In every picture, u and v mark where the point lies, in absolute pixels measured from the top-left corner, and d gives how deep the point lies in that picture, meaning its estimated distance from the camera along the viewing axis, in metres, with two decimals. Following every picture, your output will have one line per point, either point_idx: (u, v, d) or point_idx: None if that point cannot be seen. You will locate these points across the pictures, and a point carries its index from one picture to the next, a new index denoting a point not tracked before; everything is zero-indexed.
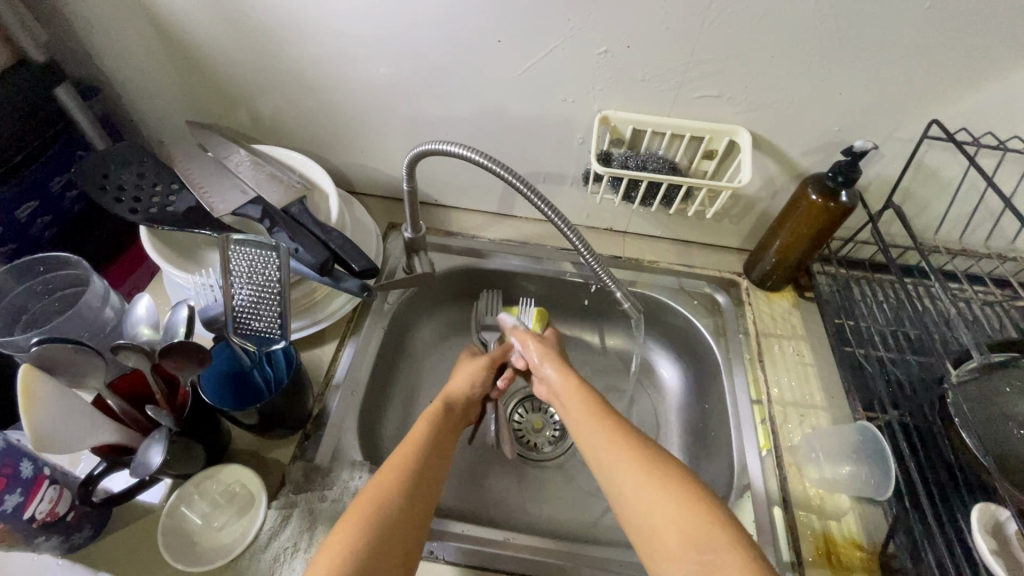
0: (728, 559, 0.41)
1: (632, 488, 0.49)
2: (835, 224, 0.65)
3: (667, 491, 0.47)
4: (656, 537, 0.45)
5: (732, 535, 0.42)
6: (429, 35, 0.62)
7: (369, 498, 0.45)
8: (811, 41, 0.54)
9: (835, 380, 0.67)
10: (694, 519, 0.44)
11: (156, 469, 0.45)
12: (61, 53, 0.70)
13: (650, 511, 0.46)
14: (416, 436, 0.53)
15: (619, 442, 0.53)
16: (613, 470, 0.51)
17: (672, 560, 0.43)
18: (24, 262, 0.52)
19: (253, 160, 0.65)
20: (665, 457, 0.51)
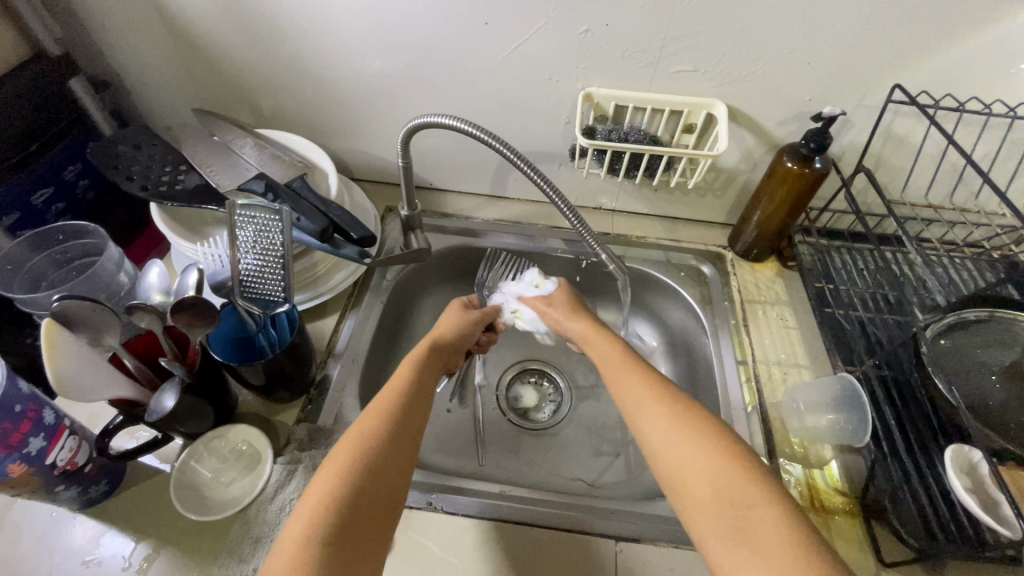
0: (766, 519, 0.39)
1: (668, 439, 0.46)
2: (811, 191, 0.68)
3: (709, 450, 0.44)
4: (690, 492, 0.43)
5: (772, 495, 0.41)
6: (419, 21, 0.65)
7: (353, 438, 0.46)
8: (777, 14, 0.58)
9: (818, 342, 0.70)
10: (734, 477, 0.42)
11: (170, 409, 0.48)
12: (75, 49, 0.74)
13: (686, 464, 0.44)
14: (398, 381, 0.54)
15: (659, 397, 0.50)
16: (648, 422, 0.49)
17: (704, 514, 0.41)
18: (44, 231, 0.58)
19: (255, 142, 0.69)
20: (704, 413, 0.48)
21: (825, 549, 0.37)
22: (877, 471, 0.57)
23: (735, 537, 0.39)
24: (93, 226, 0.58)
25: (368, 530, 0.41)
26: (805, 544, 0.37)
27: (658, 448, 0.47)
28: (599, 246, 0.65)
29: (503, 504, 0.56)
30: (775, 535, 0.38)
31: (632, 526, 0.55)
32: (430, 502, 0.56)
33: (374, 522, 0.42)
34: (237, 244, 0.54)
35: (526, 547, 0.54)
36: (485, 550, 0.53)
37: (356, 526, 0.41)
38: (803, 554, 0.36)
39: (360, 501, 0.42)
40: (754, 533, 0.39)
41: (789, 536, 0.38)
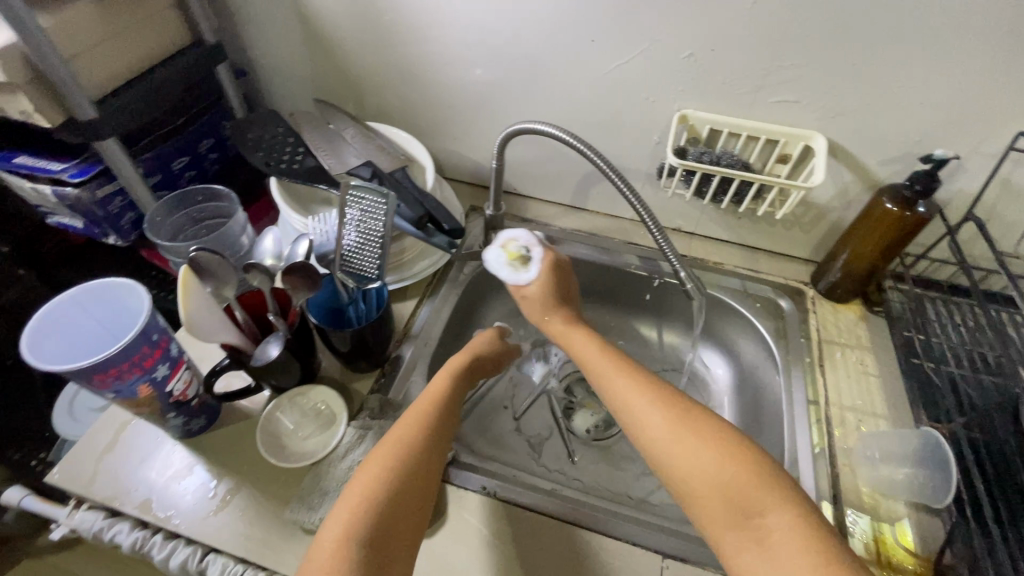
0: (781, 524, 0.39)
1: (670, 447, 0.45)
2: (910, 234, 0.65)
3: (709, 453, 0.44)
4: (698, 502, 0.43)
5: (785, 497, 0.40)
6: (528, 34, 0.69)
7: (393, 448, 0.49)
8: (891, 51, 0.57)
9: (901, 393, 0.66)
10: (744, 482, 0.41)
11: (276, 356, 0.54)
12: (225, 39, 0.85)
13: (689, 470, 0.43)
14: (433, 390, 0.57)
15: (658, 399, 0.49)
16: (644, 424, 0.48)
17: (719, 523, 0.41)
18: (188, 191, 0.66)
19: (365, 134, 0.75)
20: (704, 414, 0.47)
21: (839, 552, 0.37)
22: (955, 536, 0.53)
23: (753, 546, 0.39)
24: (227, 190, 0.66)
25: (403, 532, 0.44)
26: (822, 550, 0.37)
27: (660, 452, 0.46)
28: (678, 261, 0.64)
29: (552, 502, 0.57)
30: (792, 542, 0.38)
31: (681, 546, 0.54)
32: (483, 487, 0.58)
33: (410, 525, 0.45)
34: (345, 221, 0.59)
35: (570, 546, 0.54)
36: (530, 543, 0.54)
37: (392, 528, 0.44)
38: (821, 559, 0.37)
39: (396, 507, 0.45)
40: (770, 541, 0.39)
41: (801, 539, 0.38)
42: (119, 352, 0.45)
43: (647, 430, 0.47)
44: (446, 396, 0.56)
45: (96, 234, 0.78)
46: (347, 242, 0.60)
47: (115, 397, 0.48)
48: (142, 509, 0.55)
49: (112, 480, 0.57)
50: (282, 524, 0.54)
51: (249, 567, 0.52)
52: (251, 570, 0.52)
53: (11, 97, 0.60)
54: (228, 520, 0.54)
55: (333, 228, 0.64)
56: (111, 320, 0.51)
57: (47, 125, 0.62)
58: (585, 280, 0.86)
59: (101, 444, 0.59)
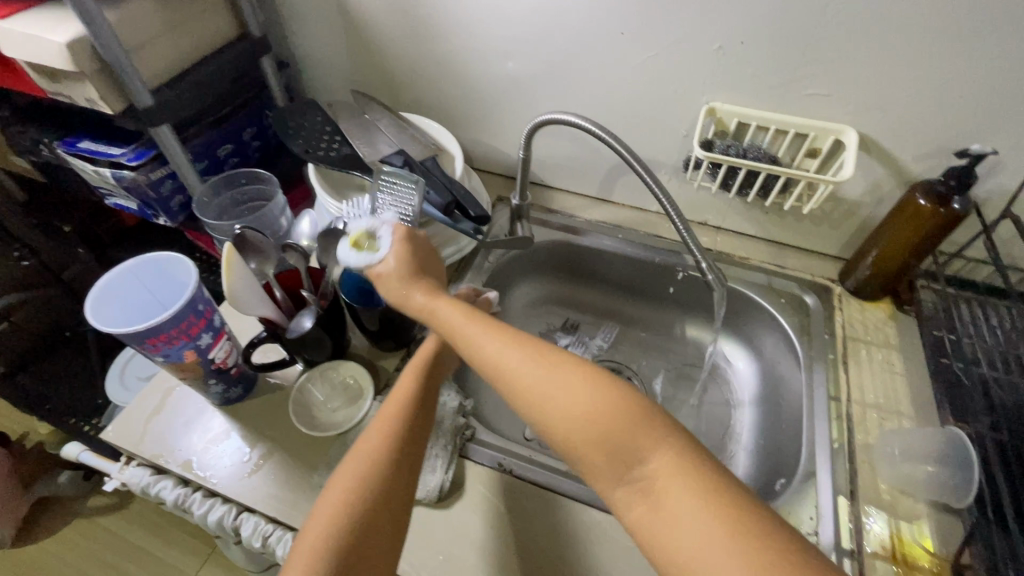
0: (667, 471, 0.36)
1: (541, 396, 0.41)
2: (943, 232, 0.64)
3: (580, 393, 0.40)
4: (584, 455, 0.39)
5: (659, 438, 0.38)
6: (558, 27, 0.70)
7: (354, 465, 0.45)
8: (928, 43, 0.56)
9: (928, 393, 0.65)
10: (618, 427, 0.39)
11: (309, 327, 0.58)
12: (270, 33, 0.89)
13: (567, 421, 0.40)
14: (401, 392, 0.52)
15: (524, 344, 0.45)
16: (528, 372, 0.43)
17: (607, 480, 0.39)
18: (232, 174, 0.71)
19: (398, 124, 0.78)
20: (568, 356, 0.44)
21: (750, 511, 0.33)
22: (975, 538, 0.52)
23: (642, 501, 0.36)
24: (268, 174, 0.70)
25: (374, 557, 0.42)
26: (725, 509, 0.33)
27: (530, 399, 0.42)
28: (699, 251, 0.64)
29: (569, 482, 0.59)
30: (677, 489, 0.35)
31: None
32: (500, 463, 0.60)
33: (381, 548, 0.43)
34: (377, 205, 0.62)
35: (583, 526, 0.55)
36: (544, 520, 0.56)
37: (358, 558, 0.41)
38: (709, 505, 0.34)
39: (363, 524, 0.42)
40: (660, 492, 0.36)
41: (688, 479, 0.35)
42: (168, 318, 0.49)
43: (504, 372, 0.44)
44: (413, 400, 0.52)
45: (149, 214, 0.84)
46: (378, 226, 0.63)
47: (164, 361, 0.53)
48: (184, 468, 0.59)
49: (158, 440, 0.61)
50: (310, 489, 0.57)
51: (279, 526, 0.56)
52: (280, 530, 0.55)
53: (78, 85, 0.65)
54: (262, 482, 0.58)
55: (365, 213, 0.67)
56: (161, 291, 0.55)
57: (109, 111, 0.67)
58: (608, 272, 0.87)
59: (149, 407, 0.64)
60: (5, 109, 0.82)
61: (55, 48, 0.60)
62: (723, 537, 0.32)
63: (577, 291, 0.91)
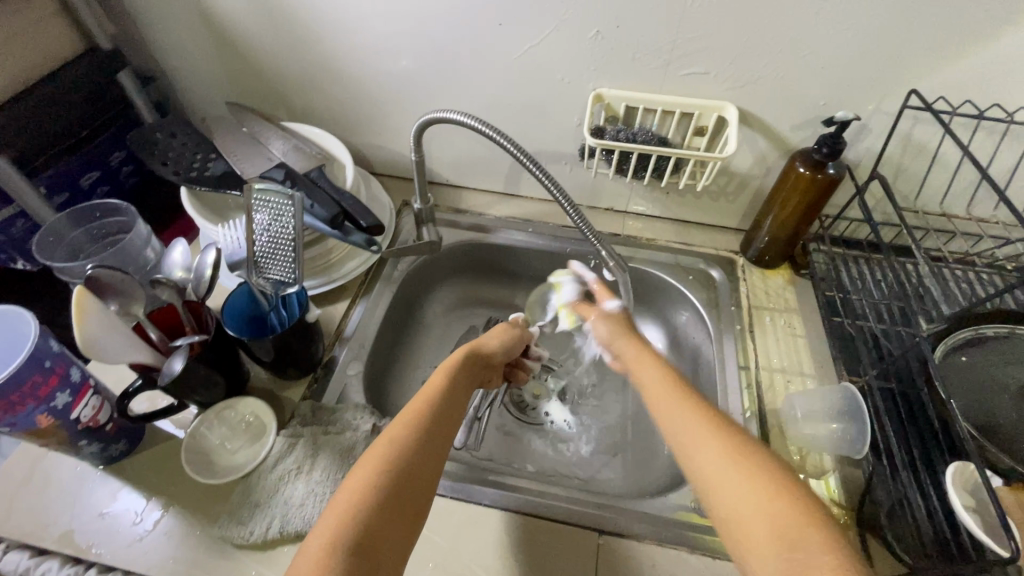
0: (828, 566, 0.31)
1: (705, 468, 0.39)
2: (824, 197, 0.67)
3: (745, 471, 0.37)
4: (745, 537, 0.35)
5: (834, 548, 0.32)
6: (436, 20, 0.67)
7: (385, 445, 0.44)
8: (786, 18, 0.58)
9: (826, 351, 0.68)
10: (787, 520, 0.34)
11: (178, 370, 0.51)
12: (126, 45, 0.81)
13: (734, 498, 0.36)
14: (432, 387, 0.51)
15: (700, 413, 0.43)
16: (689, 443, 0.41)
17: (767, 574, 0.33)
18: (83, 207, 0.63)
19: (280, 134, 0.73)
20: (739, 431, 0.41)
21: None
22: (875, 484, 0.55)
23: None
24: (125, 206, 0.62)
25: (389, 549, 0.39)
26: None
27: (703, 469, 0.39)
28: (596, 239, 0.63)
29: (490, 492, 0.57)
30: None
31: (618, 521, 0.55)
32: None
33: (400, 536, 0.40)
34: (253, 226, 0.58)
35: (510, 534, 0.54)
36: (470, 535, 0.55)
37: (376, 543, 0.38)
38: None
39: (392, 502, 0.41)
40: None
41: None
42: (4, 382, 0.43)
43: (684, 451, 0.41)
44: (443, 398, 0.50)
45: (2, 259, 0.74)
46: (258, 247, 0.59)
47: (12, 430, 0.46)
48: (63, 542, 0.53)
49: (29, 516, 0.54)
50: (213, 542, 0.52)
51: None
52: None
53: None
54: (156, 544, 0.52)
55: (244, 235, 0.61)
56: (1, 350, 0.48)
57: None
58: (524, 267, 0.85)
59: (16, 480, 0.57)
60: None
61: None
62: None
63: (493, 289, 0.88)
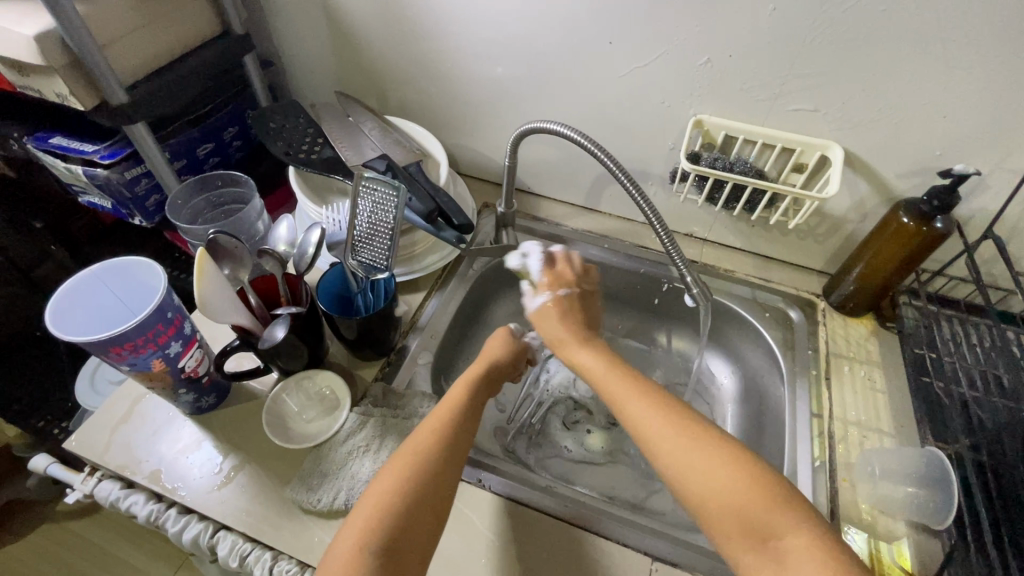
0: (804, 552, 0.37)
1: (683, 463, 0.44)
2: (925, 250, 0.64)
3: (711, 456, 0.43)
4: (710, 518, 0.41)
5: (798, 521, 0.39)
6: (547, 34, 0.69)
7: (408, 456, 0.47)
8: (913, 64, 0.56)
9: (908, 411, 0.65)
10: (749, 497, 0.40)
11: (281, 338, 0.54)
12: (254, 30, 0.87)
13: (705, 489, 0.42)
14: (452, 399, 0.54)
15: (663, 410, 0.47)
16: (658, 440, 0.46)
17: (736, 546, 0.40)
18: (209, 176, 0.69)
19: (382, 127, 0.77)
20: (700, 422, 0.46)
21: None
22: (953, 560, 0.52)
23: (768, 565, 0.38)
24: (245, 177, 0.69)
25: (417, 543, 0.43)
26: None
27: (669, 466, 0.44)
28: (683, 264, 0.63)
29: (546, 499, 0.58)
30: (811, 565, 0.36)
31: (671, 552, 0.54)
32: (479, 479, 0.60)
33: (425, 535, 0.44)
34: (356, 210, 0.61)
35: (561, 542, 0.55)
36: (521, 539, 0.55)
37: (405, 538, 0.43)
38: None
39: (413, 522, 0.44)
40: (787, 565, 0.37)
41: None
42: (135, 327, 0.47)
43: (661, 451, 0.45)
44: (462, 406, 0.53)
45: (124, 214, 0.81)
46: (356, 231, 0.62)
47: (130, 370, 0.51)
48: (151, 479, 0.57)
49: (125, 450, 0.59)
50: (283, 503, 0.55)
51: (256, 545, 0.54)
52: (259, 549, 0.53)
53: (48, 80, 0.62)
54: (231, 495, 0.56)
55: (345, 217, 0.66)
56: (131, 296, 0.54)
57: (82, 108, 0.65)
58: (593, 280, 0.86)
59: (117, 416, 0.62)
60: None
61: (22, 41, 0.57)
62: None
63: None
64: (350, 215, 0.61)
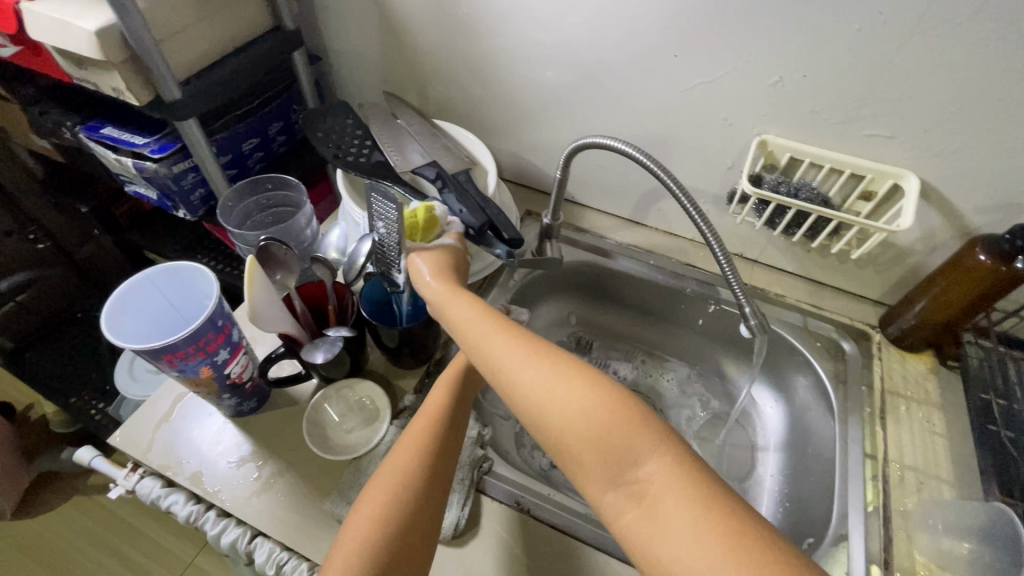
0: (661, 475, 0.35)
1: (541, 408, 0.39)
2: (1000, 290, 0.61)
3: (571, 387, 0.39)
4: (576, 459, 0.38)
5: (653, 442, 0.36)
6: (607, 43, 0.67)
7: (388, 476, 0.45)
8: (1011, 94, 0.52)
9: (970, 459, 0.61)
10: (609, 425, 0.37)
11: (319, 362, 0.55)
12: (304, 25, 0.86)
13: (564, 431, 0.38)
14: (433, 407, 0.51)
15: (526, 347, 0.43)
16: (515, 385, 0.41)
17: (597, 484, 0.37)
18: (261, 178, 0.69)
19: (431, 131, 0.75)
20: (558, 351, 0.42)
21: (715, 490, 0.34)
22: None
23: (633, 504, 0.35)
24: (296, 182, 0.68)
25: (405, 564, 0.42)
26: (710, 509, 0.33)
27: (533, 411, 0.40)
28: (742, 293, 0.60)
29: (586, 527, 0.56)
30: (670, 491, 0.34)
31: None
32: (517, 501, 0.58)
33: (413, 555, 0.43)
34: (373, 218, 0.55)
35: (601, 573, 0.53)
36: (562, 566, 0.54)
37: (391, 566, 0.41)
38: (695, 526, 0.32)
39: (395, 544, 0.42)
40: (650, 496, 0.35)
41: (685, 506, 0.33)
42: (187, 337, 0.46)
43: (518, 400, 0.41)
44: (445, 409, 0.51)
45: (168, 206, 0.82)
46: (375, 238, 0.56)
47: (178, 376, 0.50)
48: (192, 481, 0.57)
49: (167, 449, 0.59)
50: (321, 514, 0.55)
51: (293, 555, 0.53)
52: (296, 559, 0.53)
53: (104, 73, 0.62)
54: (271, 503, 0.56)
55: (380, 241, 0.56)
56: (182, 300, 0.53)
57: (136, 102, 0.64)
58: (635, 295, 0.84)
59: (158, 414, 0.62)
60: (29, 88, 0.80)
61: (82, 35, 0.57)
62: (680, 505, 0.33)
63: (599, 312, 0.88)
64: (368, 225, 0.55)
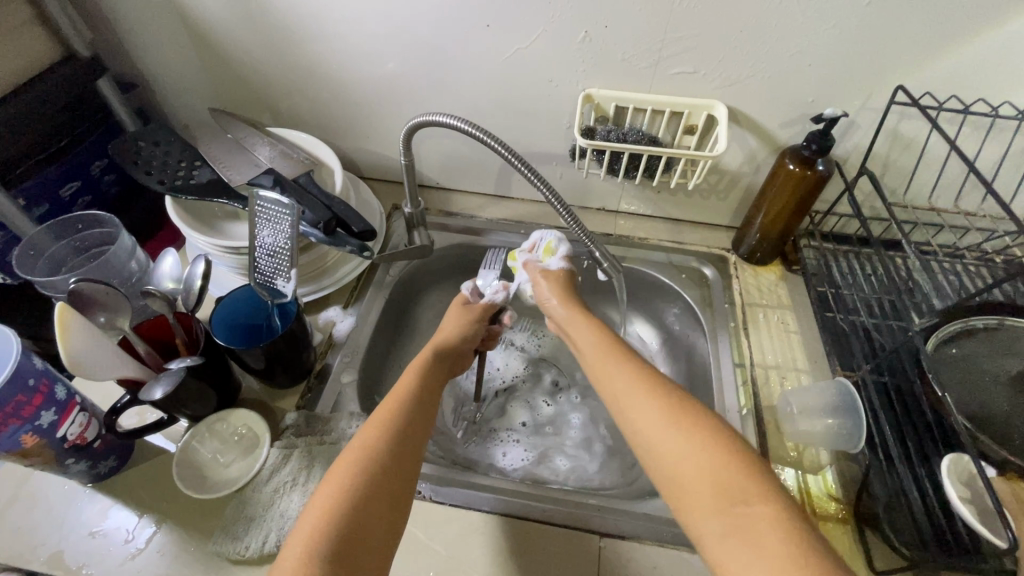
0: (761, 514, 0.36)
1: (657, 436, 0.42)
2: (813, 193, 0.68)
3: (692, 435, 0.41)
4: (681, 489, 0.39)
5: (765, 486, 0.37)
6: (424, 24, 0.67)
7: (359, 443, 0.44)
8: (776, 18, 0.58)
9: (819, 347, 0.68)
10: (725, 467, 0.39)
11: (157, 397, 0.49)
12: (108, 51, 0.79)
13: (678, 463, 0.40)
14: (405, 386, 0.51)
15: (644, 387, 0.46)
16: (633, 414, 0.45)
17: (700, 512, 0.38)
18: (65, 220, 0.65)
19: (267, 140, 0.72)
20: (686, 397, 0.45)
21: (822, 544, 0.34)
22: (872, 478, 0.55)
23: (729, 534, 0.36)
24: (108, 215, 0.65)
25: (375, 526, 0.40)
26: (805, 543, 0.33)
27: (652, 446, 0.42)
28: (589, 241, 0.63)
29: (488, 497, 0.56)
30: (772, 530, 0.35)
31: (618, 523, 0.54)
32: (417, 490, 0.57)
33: (385, 517, 0.41)
34: (258, 223, 0.57)
35: (510, 535, 0.54)
36: (471, 539, 0.54)
37: (361, 529, 0.39)
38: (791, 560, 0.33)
39: (365, 510, 0.40)
40: (750, 531, 0.35)
41: (787, 539, 0.34)
42: None
43: (639, 433, 0.44)
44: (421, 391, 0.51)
45: None
46: (259, 248, 0.58)
47: None
48: (50, 562, 0.51)
49: (14, 538, 0.53)
50: (208, 556, 0.51)
51: None
52: None
53: None
54: (149, 560, 0.51)
55: (268, 246, 0.57)
56: None
57: None
58: None
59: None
60: None
61: None
62: (782, 541, 0.34)
63: None
64: (251, 232, 0.57)
